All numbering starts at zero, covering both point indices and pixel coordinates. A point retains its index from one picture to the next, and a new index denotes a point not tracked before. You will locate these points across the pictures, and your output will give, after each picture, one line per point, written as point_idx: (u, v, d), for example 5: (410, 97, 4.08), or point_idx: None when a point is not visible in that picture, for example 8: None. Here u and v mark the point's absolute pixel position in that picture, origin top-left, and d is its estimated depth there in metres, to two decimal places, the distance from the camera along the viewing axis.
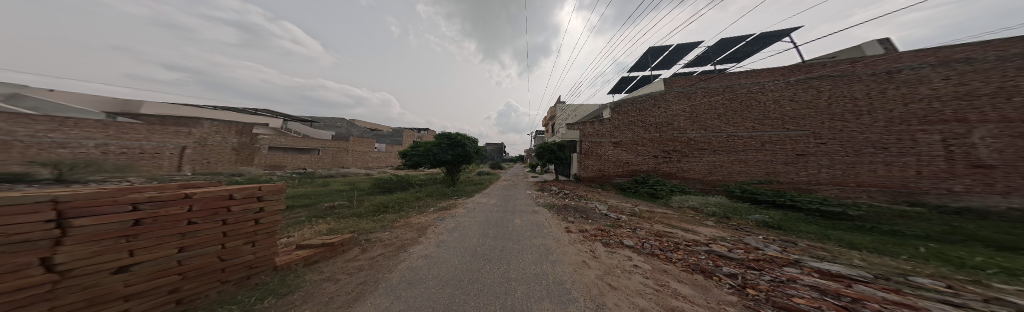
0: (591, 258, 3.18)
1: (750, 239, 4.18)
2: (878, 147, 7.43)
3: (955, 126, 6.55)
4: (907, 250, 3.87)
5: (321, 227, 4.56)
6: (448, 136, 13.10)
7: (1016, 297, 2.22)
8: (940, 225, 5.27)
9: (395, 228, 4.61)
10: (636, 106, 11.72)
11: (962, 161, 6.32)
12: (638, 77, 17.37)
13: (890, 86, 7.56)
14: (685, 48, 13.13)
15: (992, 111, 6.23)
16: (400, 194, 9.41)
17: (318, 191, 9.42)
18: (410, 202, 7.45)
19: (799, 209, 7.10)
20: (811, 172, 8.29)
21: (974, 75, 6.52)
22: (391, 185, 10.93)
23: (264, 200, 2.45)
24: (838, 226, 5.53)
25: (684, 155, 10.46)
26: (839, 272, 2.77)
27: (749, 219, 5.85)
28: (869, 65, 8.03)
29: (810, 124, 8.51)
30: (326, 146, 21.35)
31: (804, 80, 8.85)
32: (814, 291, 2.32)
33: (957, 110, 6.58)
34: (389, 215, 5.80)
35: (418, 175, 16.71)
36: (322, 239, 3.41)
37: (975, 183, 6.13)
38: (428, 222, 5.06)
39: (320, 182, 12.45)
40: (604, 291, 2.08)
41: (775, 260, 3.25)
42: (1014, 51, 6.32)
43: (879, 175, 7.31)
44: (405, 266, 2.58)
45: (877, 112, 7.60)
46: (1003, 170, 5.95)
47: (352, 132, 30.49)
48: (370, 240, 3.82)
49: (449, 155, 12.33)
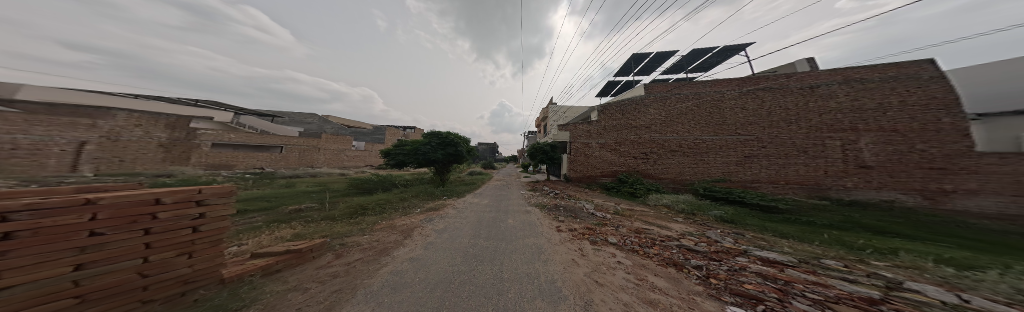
0: (580, 256, 3.27)
1: (711, 233, 4.72)
2: (800, 151, 9.11)
3: (850, 134, 8.58)
4: (817, 237, 4.77)
5: (287, 232, 4.00)
6: (437, 134, 12.55)
7: (888, 272, 2.88)
8: (839, 215, 6.63)
9: (376, 230, 4.20)
10: (620, 109, 12.59)
11: (853, 162, 8.32)
12: (623, 82, 18.82)
13: (813, 98, 9.31)
14: (663, 56, 14.70)
15: (874, 122, 8.35)
16: (383, 195, 8.65)
17: (286, 193, 8.29)
18: (393, 204, 6.87)
19: (745, 204, 8.26)
20: (754, 172, 9.75)
21: (865, 92, 8.70)
22: (373, 186, 10.06)
23: (205, 205, 2.05)
24: (774, 219, 6.60)
25: (659, 157, 11.50)
26: (776, 259, 3.26)
27: (709, 215, 6.65)
28: (799, 79, 9.73)
29: (755, 131, 10.01)
30: (296, 144, 19.69)
31: (753, 90, 10.39)
32: (758, 276, 2.69)
33: (852, 121, 8.63)
34: (372, 216, 5.37)
35: (403, 175, 15.73)
36: (288, 245, 2.99)
37: (860, 181, 8.19)
38: (414, 224, 4.73)
39: (287, 183, 10.92)
40: (591, 288, 2.14)
41: (729, 251, 3.71)
42: (889, 74, 8.61)
43: (801, 174, 8.98)
44: (388, 271, 2.34)
45: (802, 121, 9.30)
46: (878, 170, 7.99)
47: (324, 129, 27.43)
48: (347, 244, 3.42)
49: (436, 154, 11.69)
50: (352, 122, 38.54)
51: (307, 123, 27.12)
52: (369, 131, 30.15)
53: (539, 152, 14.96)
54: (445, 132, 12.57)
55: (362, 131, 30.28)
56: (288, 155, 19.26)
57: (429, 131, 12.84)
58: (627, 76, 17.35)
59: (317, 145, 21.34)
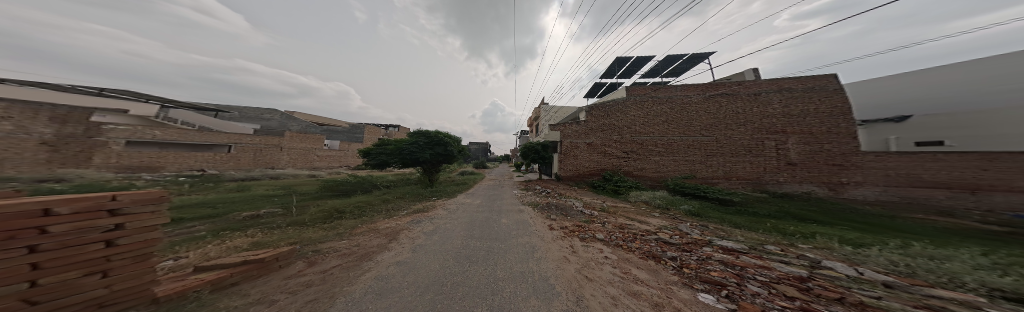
0: (571, 253, 3.35)
1: (682, 226, 5.24)
2: (747, 150, 10.72)
3: (781, 137, 10.35)
4: (759, 225, 5.63)
5: (243, 241, 3.40)
6: (425, 133, 11.95)
7: (813, 254, 3.51)
8: (774, 206, 7.97)
9: (355, 235, 3.77)
10: (605, 109, 13.20)
11: (784, 160, 10.08)
12: (607, 84, 20.10)
13: (756, 105, 11.00)
14: (642, 60, 16.08)
15: (800, 124, 10.21)
16: (362, 197, 7.85)
17: (240, 197, 7.03)
18: (374, 207, 6.27)
19: (706, 198, 9.38)
20: (714, 169, 11.13)
21: (794, 100, 10.54)
22: (350, 188, 9.07)
23: (121, 215, 1.56)
24: (729, 211, 7.61)
25: (639, 156, 12.35)
26: (733, 247, 3.74)
27: (680, 209, 7.39)
28: (748, 87, 11.35)
29: (715, 132, 11.36)
30: (254, 142, 17.65)
31: (716, 95, 11.64)
32: (721, 263, 3.05)
33: (784, 123, 10.41)
34: (350, 220, 4.84)
35: (386, 177, 14.59)
36: (245, 255, 2.52)
37: (789, 176, 9.96)
38: (399, 226, 4.37)
39: (241, 186, 9.28)
40: (582, 283, 2.21)
41: (698, 242, 4.15)
42: (809, 85, 10.56)
43: (748, 170, 10.56)
44: (371, 277, 2.10)
45: (750, 123, 10.89)
46: (801, 167, 9.86)
47: (285, 128, 23.91)
48: (322, 251, 3.01)
49: (422, 154, 11.09)
50: (323, 120, 34.63)
51: (263, 119, 23.24)
52: (344, 130, 27.55)
53: (531, 152, 15.42)
54: (433, 131, 12.01)
55: (336, 130, 27.34)
56: (239, 156, 16.85)
57: (416, 129, 12.25)
58: (611, 79, 18.57)
59: (278, 144, 19.54)
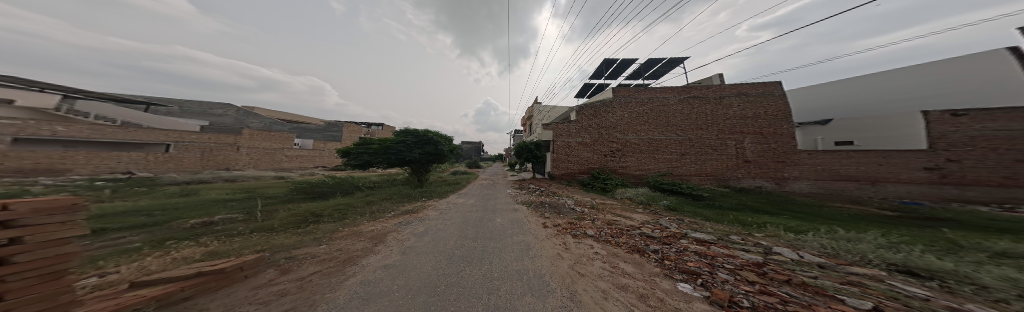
0: (564, 250, 3.44)
1: (662, 221, 5.66)
2: (713, 148, 12.04)
3: (739, 137, 11.82)
4: (720, 217, 6.35)
5: (194, 252, 2.90)
6: (414, 131, 11.40)
7: (767, 241, 4.02)
8: (735, 199, 9.02)
9: (336, 239, 3.44)
10: (594, 109, 13.74)
11: (740, 158, 11.57)
12: (596, 85, 21.07)
13: (720, 109, 12.34)
14: (626, 63, 17.17)
15: (753, 125, 11.76)
16: (343, 199, 7.18)
17: (187, 203, 5.95)
18: (358, 209, 5.80)
19: (683, 194, 10.18)
20: (687, 166, 12.26)
21: (750, 103, 12.05)
22: (328, 190, 8.25)
23: (20, 227, 1.18)
24: (700, 204, 8.38)
25: (623, 154, 13.10)
26: (703, 238, 4.14)
27: (660, 204, 8.00)
28: (714, 91, 12.64)
29: (689, 133, 12.48)
30: (203, 140, 15.15)
31: (687, 98, 12.78)
32: (695, 254, 3.33)
33: (741, 125, 11.93)
34: (328, 223, 4.41)
35: (370, 178, 13.59)
36: (199, 267, 2.17)
37: (745, 172, 11.44)
38: (387, 228, 4.10)
39: (191, 190, 7.91)
40: (575, 278, 2.28)
41: (674, 234, 4.51)
42: (761, 91, 12.17)
43: (713, 166, 11.90)
44: (356, 282, 1.92)
45: (715, 124, 12.20)
46: (753, 163, 11.41)
47: (247, 125, 21.07)
48: (297, 257, 2.69)
49: (409, 153, 10.50)
50: (293, 117, 31.18)
51: (217, 115, 20.10)
52: (316, 128, 25.65)
53: (524, 151, 15.72)
54: (423, 130, 11.48)
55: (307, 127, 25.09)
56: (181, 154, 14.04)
57: (404, 127, 11.68)
58: (599, 80, 19.51)
59: (234, 141, 17.04)
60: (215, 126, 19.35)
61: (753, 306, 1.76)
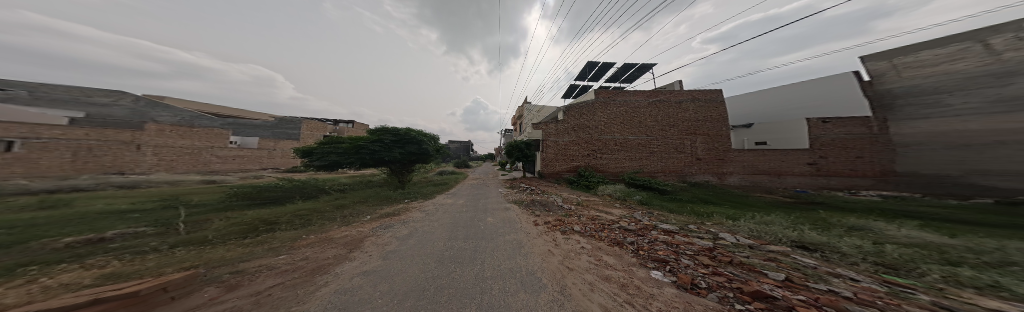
0: (554, 246, 3.61)
1: (637, 214, 6.10)
2: (676, 148, 13.20)
3: (696, 138, 13.18)
4: (680, 208, 7.04)
5: (79, 277, 2.02)
6: (388, 129, 11.05)
7: (722, 228, 4.56)
8: (688, 192, 10.12)
9: (302, 247, 3.16)
10: (579, 110, 14.10)
11: (691, 155, 13.10)
12: (581, 86, 21.66)
13: (684, 111, 13.41)
14: (606, 66, 17.79)
15: (707, 127, 13.20)
16: (302, 205, 6.68)
17: (60, 218, 4.74)
18: (326, 214, 5.47)
19: (651, 188, 10.93)
20: (655, 164, 13.29)
21: (708, 108, 13.37)
22: (279, 195, 7.59)
23: None
24: (665, 198, 9.09)
25: (601, 153, 13.72)
26: (670, 229, 4.56)
27: (634, 199, 8.59)
28: (677, 95, 13.65)
29: (656, 133, 13.39)
30: (76, 137, 12.22)
31: (656, 101, 13.62)
32: (665, 244, 3.62)
33: (699, 126, 13.23)
34: (289, 232, 4.02)
35: (345, 180, 12.82)
36: (94, 294, 1.42)
37: (695, 167, 13.06)
38: (367, 233, 3.93)
39: (52, 203, 6.41)
40: (565, 273, 2.43)
41: (647, 226, 4.91)
42: (716, 97, 13.51)
43: (675, 164, 13.13)
44: (330, 292, 1.70)
45: (679, 126, 13.31)
46: (704, 160, 13.07)
47: (148, 119, 15.48)
48: (249, 271, 2.23)
49: (384, 152, 10.24)
50: (231, 113, 27.26)
51: (103, 105, 13.74)
52: (267, 123, 23.13)
53: (515, 150, 15.94)
54: (403, 129, 11.09)
55: (253, 123, 21.79)
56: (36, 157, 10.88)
57: (380, 125, 11.38)
58: (583, 81, 20.09)
59: (133, 138, 14.48)
60: (97, 119, 13.23)
61: (709, 286, 1.98)
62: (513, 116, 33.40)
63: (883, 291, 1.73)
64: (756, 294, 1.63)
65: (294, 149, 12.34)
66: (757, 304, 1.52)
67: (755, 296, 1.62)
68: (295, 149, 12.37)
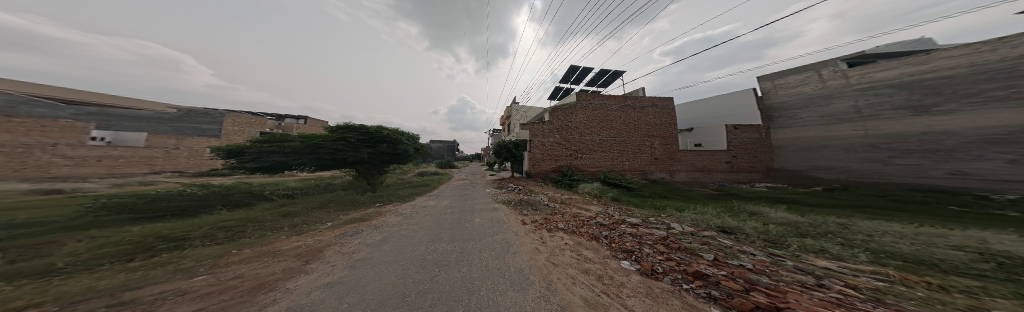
0: (541, 243, 3.73)
1: (611, 210, 6.57)
2: (641, 149, 14.50)
3: (658, 140, 14.65)
4: (646, 203, 7.79)
5: None
6: (352, 127, 10.18)
7: (678, 218, 5.18)
8: (657, 188, 11.13)
9: (233, 265, 2.62)
10: (563, 111, 14.58)
11: (652, 155, 14.51)
12: (565, 88, 22.44)
13: (647, 115, 14.84)
14: (587, 70, 18.74)
15: (668, 130, 14.80)
16: (228, 216, 5.63)
17: None
18: (266, 225, 4.76)
19: (620, 185, 12.00)
20: (624, 163, 14.43)
21: (668, 113, 15.00)
22: (187, 205, 6.40)
23: None
24: (635, 194, 9.89)
25: (580, 152, 14.44)
26: (635, 221, 5.03)
27: (608, 195, 9.22)
28: (644, 101, 14.97)
29: (625, 135, 14.56)
30: None
31: (627, 105, 14.77)
32: (631, 235, 3.98)
33: (662, 129, 14.76)
34: (210, 247, 3.33)
35: (306, 184, 11.42)
36: None
37: (658, 165, 14.46)
38: (328, 241, 3.59)
39: None
40: (550, 269, 2.54)
41: (617, 220, 5.33)
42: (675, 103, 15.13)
43: (641, 163, 14.44)
44: (281, 309, 1.53)
45: (645, 128, 14.68)
46: (666, 160, 14.54)
47: None
48: (144, 300, 1.66)
49: (348, 152, 9.50)
50: None
51: None
52: None
53: (503, 150, 15.95)
54: (374, 127, 10.40)
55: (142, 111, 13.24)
56: None
57: (343, 122, 10.46)
58: (567, 83, 20.85)
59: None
60: None
61: (664, 271, 2.25)
62: (502, 116, 33.34)
63: (769, 262, 2.49)
64: (697, 274, 1.90)
65: (210, 149, 10.24)
66: (699, 283, 1.78)
67: (697, 276, 1.88)
68: (214, 149, 10.30)
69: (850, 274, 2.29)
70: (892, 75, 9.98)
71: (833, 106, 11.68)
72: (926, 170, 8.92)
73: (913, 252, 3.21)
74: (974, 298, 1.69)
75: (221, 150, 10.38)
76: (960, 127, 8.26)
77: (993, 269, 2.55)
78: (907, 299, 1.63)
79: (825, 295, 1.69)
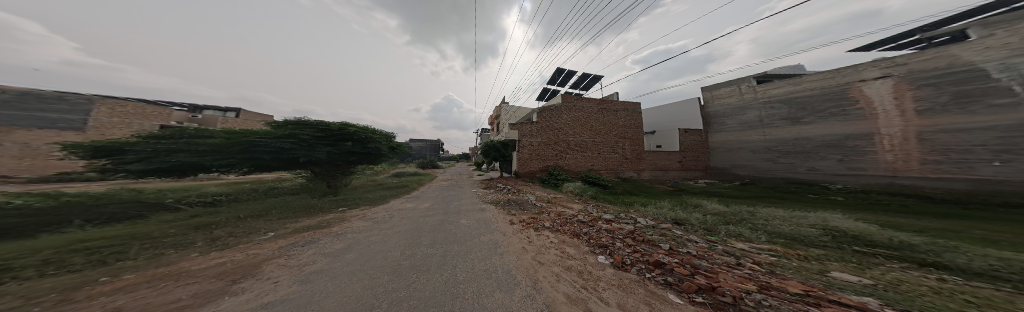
0: (528, 243, 3.77)
1: (591, 208, 6.91)
2: (616, 149, 15.60)
3: (629, 141, 15.92)
4: (621, 199, 8.37)
5: None
6: (305, 123, 9.20)
7: (648, 211, 5.66)
8: (632, 186, 11.99)
9: (110, 294, 1.79)
10: (549, 111, 14.95)
11: (623, 154, 15.67)
12: (552, 89, 23.07)
13: (620, 118, 16.01)
14: (571, 73, 19.49)
15: (636, 132, 16.16)
16: (106, 231, 4.26)
17: None
18: (185, 238, 3.87)
19: (598, 184, 12.73)
20: (601, 162, 15.34)
21: (637, 117, 16.40)
22: (14, 223, 4.32)
23: None
24: (615, 192, 10.52)
25: (564, 152, 14.96)
26: (610, 217, 5.35)
27: (588, 194, 9.72)
28: (618, 104, 16.13)
29: (602, 136, 15.51)
30: None
31: (606, 108, 15.79)
32: (606, 231, 4.25)
33: (632, 131, 16.08)
34: (55, 278, 2.15)
35: (251, 191, 9.81)
36: None
37: (630, 165, 15.70)
38: (271, 253, 3.04)
39: None
40: (537, 268, 2.59)
41: (596, 217, 5.63)
42: None
43: (614, 163, 15.53)
44: None
45: (619, 130, 15.85)
46: (636, 160, 15.80)
47: None
48: None
49: (302, 151, 8.53)
50: None
51: None
52: None
53: (492, 150, 15.77)
54: (336, 124, 9.50)
55: None
56: None
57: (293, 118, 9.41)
58: (553, 85, 21.42)
59: None
60: None
61: (632, 262, 2.45)
62: (491, 116, 33.03)
63: (707, 247, 2.95)
64: (658, 264, 2.11)
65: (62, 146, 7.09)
66: (659, 271, 1.97)
67: (657, 265, 2.10)
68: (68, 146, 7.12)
69: (757, 252, 2.91)
70: (782, 92, 13.03)
71: (746, 114, 14.50)
72: (794, 166, 12.46)
73: (791, 230, 4.19)
74: (821, 263, 2.60)
75: (82, 147, 7.26)
76: (814, 134, 11.81)
77: (830, 242, 3.63)
78: (788, 270, 2.22)
79: (742, 272, 2.07)
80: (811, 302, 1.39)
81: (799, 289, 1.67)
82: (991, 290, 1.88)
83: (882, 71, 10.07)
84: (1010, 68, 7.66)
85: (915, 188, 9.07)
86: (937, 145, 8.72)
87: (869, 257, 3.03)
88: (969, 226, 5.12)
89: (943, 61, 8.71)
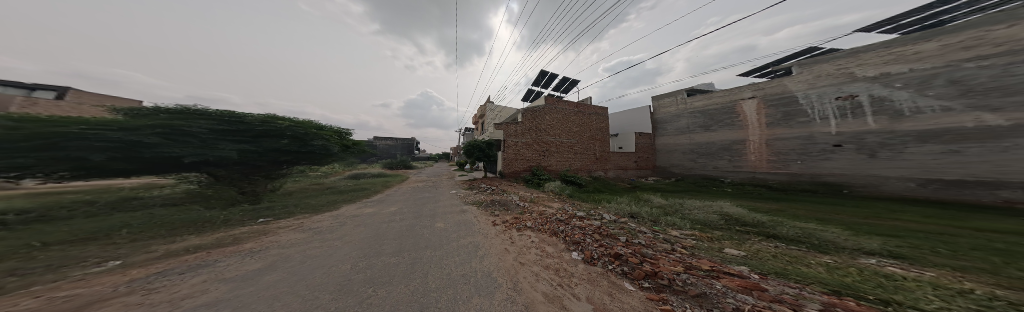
0: (510, 244, 3.75)
1: (569, 206, 7.26)
2: (590, 150, 16.84)
3: (597, 143, 17.26)
4: (592, 197, 9.03)
5: None
6: (196, 113, 7.13)
7: (614, 206, 6.24)
8: (602, 185, 12.96)
9: None
10: (533, 111, 15.25)
11: (597, 154, 17.08)
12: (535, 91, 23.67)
13: (591, 121, 17.27)
14: (553, 76, 20.31)
15: (600, 134, 17.53)
16: None
17: None
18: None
19: (575, 182, 13.58)
20: (576, 162, 16.30)
21: (602, 121, 17.85)
22: None
23: None
24: (591, 190, 11.30)
25: (545, 152, 15.45)
26: (582, 214, 5.71)
27: (565, 192, 10.22)
28: (587, 108, 17.35)
29: (578, 137, 16.53)
30: None
31: (580, 112, 16.90)
32: (579, 227, 4.52)
33: (597, 133, 17.41)
34: None
35: (126, 203, 7.28)
36: None
37: (596, 164, 16.98)
38: (109, 291, 1.92)
39: None
40: (517, 269, 2.59)
41: (572, 214, 5.93)
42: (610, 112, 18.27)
43: (586, 162, 16.66)
44: None
45: (591, 133, 17.12)
46: (603, 161, 17.28)
47: None
48: None
49: (188, 149, 6.47)
50: None
51: None
52: None
53: (475, 150, 15.23)
54: (256, 117, 8.30)
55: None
56: None
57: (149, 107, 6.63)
58: (535, 86, 21.94)
59: None
60: None
61: (598, 255, 2.65)
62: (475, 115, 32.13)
63: (654, 236, 3.36)
64: (618, 255, 2.32)
65: None
66: (617, 263, 2.17)
67: (616, 257, 2.31)
68: None
69: (684, 237, 3.49)
70: (703, 103, 15.57)
71: (677, 123, 17.13)
72: (704, 165, 15.25)
73: (702, 216, 5.15)
74: (721, 242, 3.25)
75: None
76: (714, 139, 14.85)
77: (723, 224, 4.65)
78: (704, 250, 2.72)
79: (677, 255, 2.43)
80: (716, 275, 1.73)
81: (706, 265, 2.05)
82: (796, 252, 2.86)
83: (752, 92, 13.40)
84: (806, 96, 11.41)
85: (764, 179, 12.64)
86: (775, 149, 12.35)
87: (749, 233, 4.10)
88: (790, 206, 7.14)
89: (780, 89, 12.30)
